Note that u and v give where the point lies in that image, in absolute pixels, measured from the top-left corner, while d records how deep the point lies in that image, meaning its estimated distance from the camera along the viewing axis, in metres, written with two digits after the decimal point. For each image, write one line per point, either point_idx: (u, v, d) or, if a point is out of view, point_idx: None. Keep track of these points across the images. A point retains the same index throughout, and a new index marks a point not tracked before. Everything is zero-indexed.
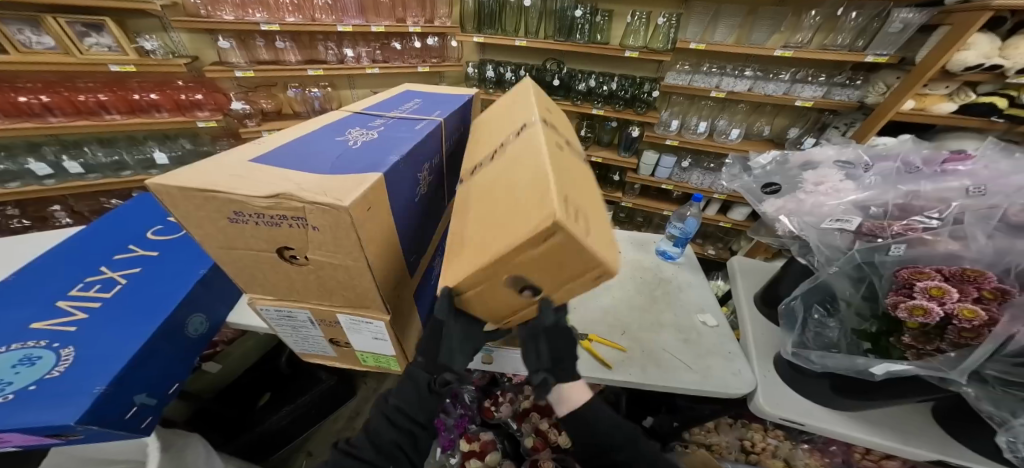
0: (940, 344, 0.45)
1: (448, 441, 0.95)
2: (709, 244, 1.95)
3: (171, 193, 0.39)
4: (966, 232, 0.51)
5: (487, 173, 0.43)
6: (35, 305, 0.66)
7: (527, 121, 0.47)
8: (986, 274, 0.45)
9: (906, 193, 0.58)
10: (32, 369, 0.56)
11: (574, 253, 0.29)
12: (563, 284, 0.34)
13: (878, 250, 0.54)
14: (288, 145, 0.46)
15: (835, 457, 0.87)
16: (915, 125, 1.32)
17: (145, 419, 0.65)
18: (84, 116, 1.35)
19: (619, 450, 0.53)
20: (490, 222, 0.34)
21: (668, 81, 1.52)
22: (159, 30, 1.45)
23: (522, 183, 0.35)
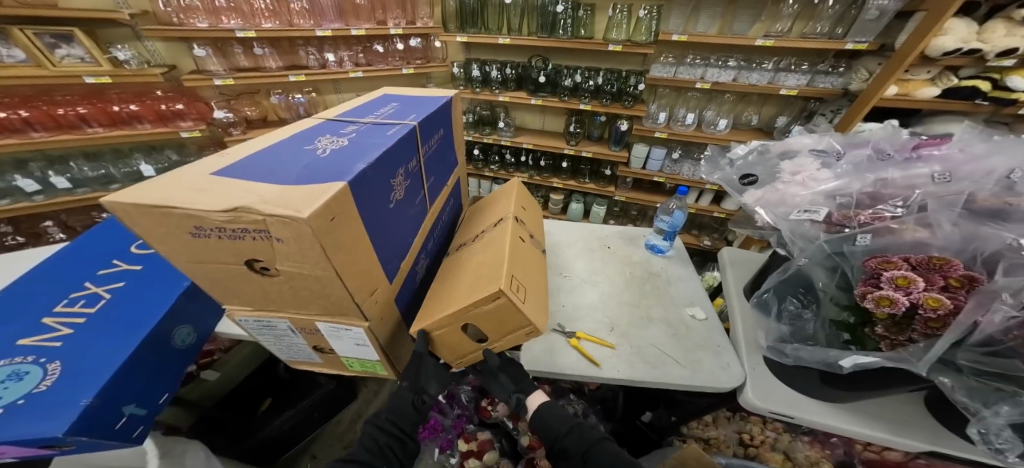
0: (911, 335, 0.45)
1: (446, 441, 0.96)
2: (705, 235, 1.93)
3: (129, 210, 0.38)
4: (932, 219, 0.51)
5: (472, 250, 0.67)
6: (20, 322, 0.65)
7: (504, 218, 0.72)
8: (954, 263, 0.46)
9: (875, 181, 0.59)
10: (20, 384, 0.55)
11: (513, 310, 0.51)
12: (506, 335, 0.57)
13: (846, 240, 0.54)
14: (252, 156, 0.46)
15: (836, 448, 0.83)
16: (900, 110, 1.32)
17: (136, 429, 0.64)
18: (66, 131, 1.33)
19: (563, 438, 0.57)
20: (466, 286, 0.55)
21: (653, 73, 1.50)
22: (133, 39, 1.43)
23: (490, 261, 0.58)
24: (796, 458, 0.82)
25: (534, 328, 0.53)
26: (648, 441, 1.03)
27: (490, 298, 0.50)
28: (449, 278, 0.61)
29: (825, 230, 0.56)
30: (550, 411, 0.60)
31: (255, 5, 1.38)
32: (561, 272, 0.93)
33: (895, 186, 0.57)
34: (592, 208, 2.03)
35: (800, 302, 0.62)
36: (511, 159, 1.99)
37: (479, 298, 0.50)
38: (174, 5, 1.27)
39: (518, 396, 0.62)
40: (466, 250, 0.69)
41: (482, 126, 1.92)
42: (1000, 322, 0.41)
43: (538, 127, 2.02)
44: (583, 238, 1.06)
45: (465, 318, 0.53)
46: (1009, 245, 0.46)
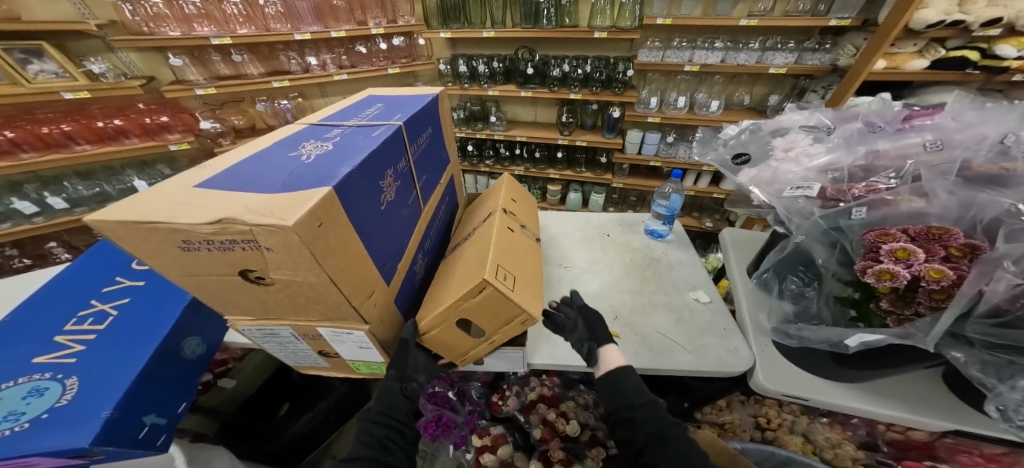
0: (917, 308, 0.45)
1: (460, 437, 0.96)
2: (706, 216, 1.91)
3: (115, 228, 0.38)
4: (927, 189, 0.51)
5: (467, 245, 0.66)
6: (33, 341, 0.64)
7: (491, 214, 0.71)
8: (952, 233, 0.45)
9: (867, 154, 0.58)
10: (42, 399, 0.56)
11: (501, 298, 0.51)
12: (503, 326, 0.56)
13: (842, 214, 0.54)
14: (236, 166, 0.45)
15: (858, 429, 0.82)
16: (892, 83, 1.30)
17: (158, 439, 0.64)
18: (55, 150, 1.30)
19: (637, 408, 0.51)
20: (459, 279, 0.55)
21: (641, 59, 1.48)
22: (105, 51, 1.41)
23: (479, 253, 0.58)
24: (816, 440, 0.82)
25: (526, 316, 0.52)
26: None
27: (476, 291, 0.50)
28: (445, 279, 0.60)
29: (820, 206, 0.56)
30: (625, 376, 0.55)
31: (227, 11, 1.34)
32: (560, 263, 0.93)
33: (888, 157, 0.57)
34: (590, 197, 2.02)
35: (801, 280, 0.62)
36: (506, 152, 1.97)
37: (462, 292, 0.50)
38: (142, 13, 1.25)
39: (591, 343, 0.61)
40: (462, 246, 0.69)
41: (473, 122, 1.89)
42: (1005, 290, 0.40)
43: (530, 119, 2.00)
44: (581, 228, 1.05)
45: (460, 313, 0.53)
46: (1007, 210, 0.46)
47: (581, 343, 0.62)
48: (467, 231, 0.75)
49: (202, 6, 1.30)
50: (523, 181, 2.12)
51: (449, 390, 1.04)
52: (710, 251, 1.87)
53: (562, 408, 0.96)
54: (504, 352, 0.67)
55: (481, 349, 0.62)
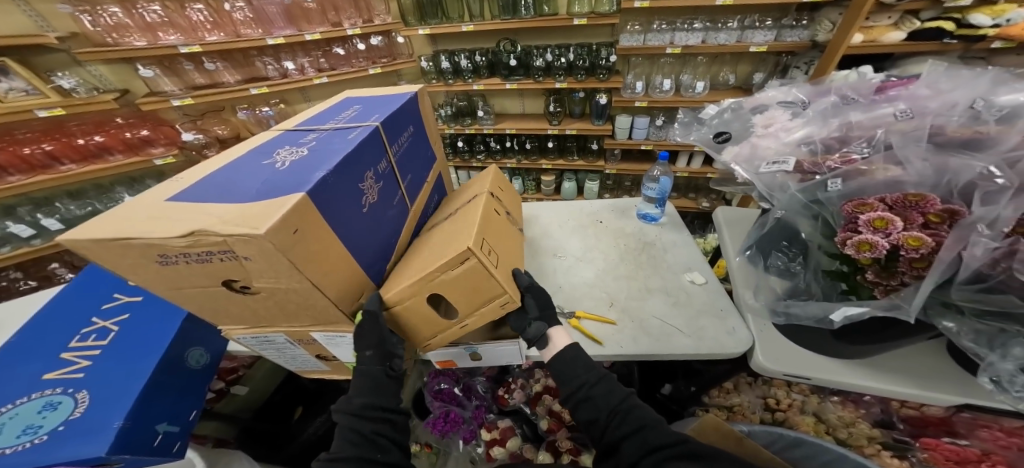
0: (902, 278, 0.44)
1: (469, 433, 0.97)
2: (703, 197, 1.90)
3: (90, 246, 0.38)
4: (900, 156, 0.51)
5: (443, 228, 0.65)
6: (40, 359, 0.65)
7: (478, 193, 0.71)
8: (929, 198, 0.45)
9: (841, 126, 0.58)
10: (56, 412, 0.57)
11: (485, 273, 0.51)
12: (479, 309, 0.56)
13: (818, 187, 0.53)
14: (209, 177, 0.44)
15: (871, 407, 0.80)
16: (873, 56, 1.29)
17: (174, 445, 0.64)
18: (40, 172, 1.29)
19: (592, 386, 0.51)
20: (436, 252, 0.55)
21: (623, 44, 1.46)
22: (73, 65, 1.38)
23: (460, 229, 0.58)
24: (828, 420, 0.79)
25: (508, 296, 0.53)
26: (670, 413, 1.01)
27: (457, 261, 0.50)
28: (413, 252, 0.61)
29: (797, 179, 0.55)
30: (575, 354, 0.56)
31: (193, 18, 1.32)
32: (554, 253, 0.93)
33: (862, 127, 0.56)
34: (584, 185, 2.01)
35: (786, 255, 0.62)
36: (497, 146, 1.96)
37: (438, 264, 0.49)
38: (103, 24, 1.23)
39: (540, 323, 0.59)
40: (434, 232, 0.67)
41: (461, 118, 1.87)
42: (983, 254, 0.41)
43: (519, 111, 1.99)
44: (573, 216, 1.05)
45: (431, 289, 0.52)
46: (980, 175, 0.45)
47: (529, 323, 0.59)
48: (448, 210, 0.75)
49: (166, 15, 1.28)
50: (517, 173, 2.11)
51: (455, 386, 1.03)
52: (709, 232, 1.85)
53: None
54: (500, 344, 0.67)
55: (452, 331, 0.58)
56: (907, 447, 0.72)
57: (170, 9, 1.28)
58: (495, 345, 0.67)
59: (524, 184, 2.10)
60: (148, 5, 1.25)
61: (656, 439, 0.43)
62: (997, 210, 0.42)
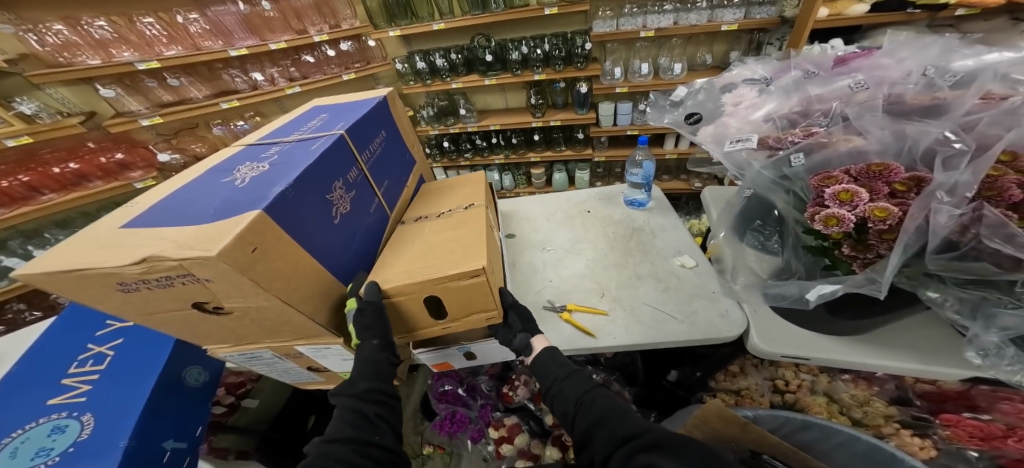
0: (878, 250, 0.42)
1: (477, 431, 0.99)
2: (694, 178, 1.86)
3: (47, 280, 0.36)
4: (861, 127, 0.50)
5: (432, 228, 0.66)
6: (39, 387, 0.63)
7: (475, 203, 0.71)
8: (893, 167, 0.44)
9: (806, 99, 0.57)
10: (66, 435, 0.56)
11: (483, 291, 0.52)
12: (465, 315, 0.56)
13: (782, 164, 0.52)
14: (165, 201, 0.46)
15: (886, 384, 0.79)
16: (844, 28, 1.28)
17: (184, 461, 0.63)
18: (21, 204, 1.24)
19: (563, 382, 0.53)
20: (433, 257, 0.55)
21: (596, 30, 1.45)
22: (31, 89, 1.34)
23: (457, 239, 0.58)
24: (840, 400, 0.79)
25: (496, 313, 0.55)
26: (677, 399, 1.01)
27: (469, 274, 0.49)
28: (391, 251, 0.61)
29: (762, 155, 0.54)
30: (551, 357, 0.57)
31: (146, 33, 1.29)
32: (542, 246, 0.92)
33: (821, 100, 0.56)
34: (575, 175, 1.99)
35: (762, 234, 0.61)
36: (483, 142, 1.94)
37: (456, 271, 0.49)
38: (51, 43, 1.18)
39: (523, 334, 0.60)
40: (426, 228, 0.66)
41: (444, 118, 1.84)
42: (950, 222, 0.40)
43: (502, 107, 1.97)
44: (561, 208, 1.05)
45: (432, 291, 0.51)
46: (938, 139, 0.45)
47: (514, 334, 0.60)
48: (445, 206, 0.75)
49: (114, 30, 1.25)
50: (506, 168, 2.08)
51: (460, 386, 1.02)
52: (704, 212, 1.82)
53: None
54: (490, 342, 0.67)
55: (427, 330, 0.58)
56: (926, 425, 0.72)
57: (118, 24, 1.25)
58: (484, 345, 0.68)
59: (514, 179, 2.08)
60: (95, 22, 1.22)
61: (624, 430, 0.44)
62: (956, 175, 0.41)
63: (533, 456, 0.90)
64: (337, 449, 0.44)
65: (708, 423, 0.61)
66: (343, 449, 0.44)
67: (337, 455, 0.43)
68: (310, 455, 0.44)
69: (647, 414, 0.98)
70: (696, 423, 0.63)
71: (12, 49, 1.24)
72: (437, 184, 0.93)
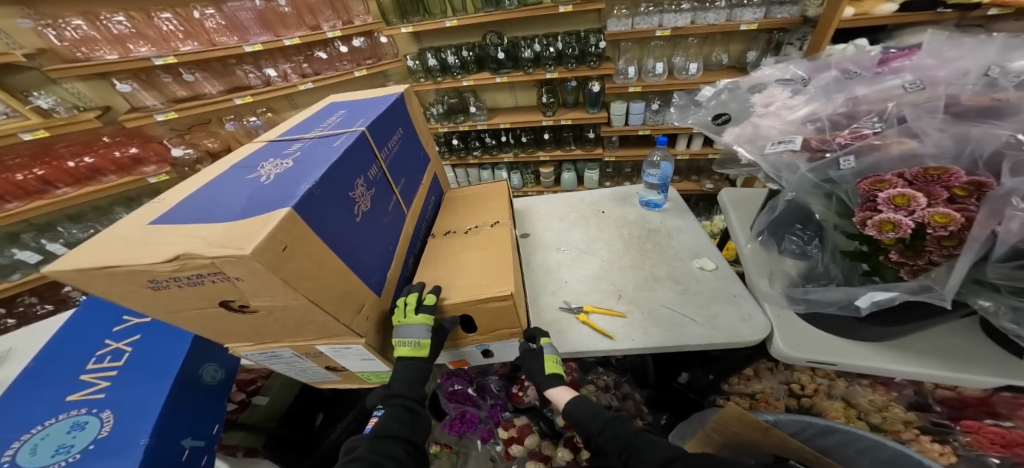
0: (929, 257, 0.40)
1: (487, 432, 0.96)
2: (705, 178, 1.85)
3: (77, 276, 0.35)
4: (917, 129, 0.48)
5: (463, 246, 0.73)
6: (57, 383, 0.63)
7: (501, 222, 0.79)
8: (952, 170, 0.41)
9: (848, 101, 0.56)
10: (86, 432, 0.56)
11: (511, 314, 0.60)
12: (493, 331, 0.63)
13: (830, 165, 0.50)
14: (188, 200, 0.45)
15: (905, 389, 0.77)
16: (867, 28, 1.26)
17: (202, 460, 0.62)
18: (36, 197, 1.24)
19: (599, 434, 0.57)
20: (471, 279, 0.62)
21: (611, 29, 1.43)
22: (48, 83, 1.35)
23: (489, 261, 0.66)
24: (858, 404, 0.77)
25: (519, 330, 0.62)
26: (688, 402, 1.00)
27: (500, 298, 0.57)
28: (428, 271, 0.68)
29: (807, 159, 0.53)
30: (578, 407, 0.61)
31: (162, 28, 1.29)
32: (556, 246, 0.91)
33: (869, 101, 0.54)
34: (584, 174, 1.98)
35: (800, 239, 0.60)
36: (492, 141, 1.93)
37: (487, 295, 0.56)
38: (69, 38, 1.19)
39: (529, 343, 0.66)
40: (457, 245, 0.74)
41: (454, 115, 1.83)
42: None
43: (512, 105, 1.96)
44: (575, 208, 1.03)
45: (465, 309, 0.59)
46: (1007, 142, 0.43)
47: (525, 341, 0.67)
48: (470, 221, 0.82)
49: (132, 26, 1.25)
50: (514, 167, 2.06)
51: (469, 386, 1.01)
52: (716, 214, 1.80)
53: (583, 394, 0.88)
54: (509, 341, 0.65)
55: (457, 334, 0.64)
56: (947, 431, 0.68)
57: (136, 20, 1.25)
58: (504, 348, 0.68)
59: (523, 178, 2.07)
60: (113, 16, 1.22)
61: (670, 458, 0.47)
62: None
63: (545, 458, 0.88)
64: (386, 445, 0.53)
65: (728, 425, 0.58)
66: (391, 445, 0.53)
67: (387, 451, 0.52)
68: (361, 447, 0.52)
69: (659, 416, 0.96)
70: (716, 426, 0.60)
71: (30, 43, 1.25)
72: (460, 191, 0.99)
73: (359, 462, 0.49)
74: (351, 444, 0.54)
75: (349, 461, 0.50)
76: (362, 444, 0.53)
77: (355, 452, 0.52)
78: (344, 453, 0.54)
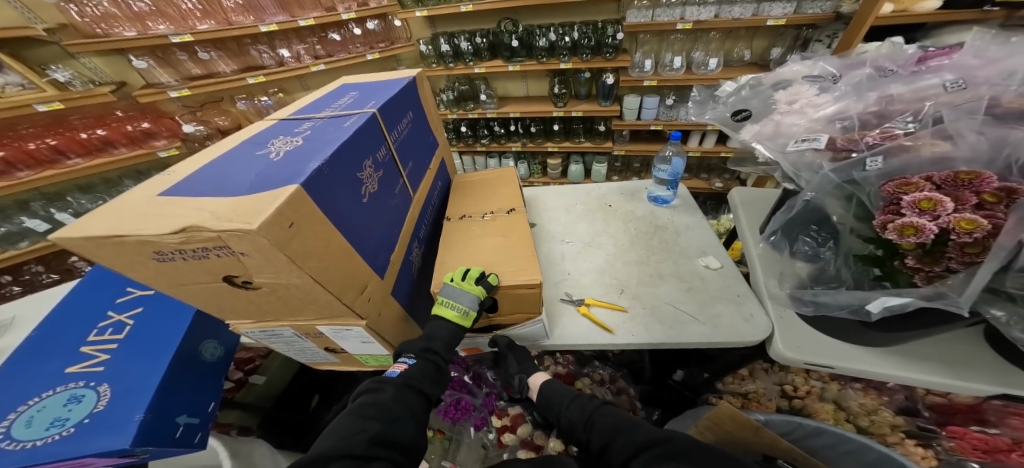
0: (948, 264, 0.39)
1: (481, 419, 0.93)
2: (715, 177, 1.82)
3: (84, 245, 0.36)
4: (952, 131, 0.45)
5: (481, 232, 0.73)
6: (58, 354, 0.64)
7: (516, 208, 0.79)
8: (985, 175, 0.39)
9: (880, 99, 0.53)
10: (82, 405, 0.57)
11: (537, 298, 0.60)
12: (514, 313, 0.65)
13: (855, 166, 0.49)
14: (194, 174, 0.45)
15: (895, 394, 0.74)
16: (903, 26, 1.22)
17: (195, 437, 0.63)
18: (48, 167, 1.26)
19: (564, 412, 0.64)
20: (496, 261, 0.64)
21: (630, 21, 1.40)
22: (66, 58, 1.36)
23: (508, 249, 0.67)
24: (848, 407, 0.75)
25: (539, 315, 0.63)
26: (683, 400, 0.97)
27: (528, 285, 0.58)
28: (444, 253, 0.69)
29: (831, 158, 0.51)
30: (551, 390, 0.70)
31: (180, 5, 1.28)
32: (561, 238, 0.90)
33: (904, 100, 0.52)
34: (592, 168, 1.95)
35: (814, 240, 0.57)
36: (501, 130, 1.90)
37: (516, 281, 0.57)
38: (91, 14, 1.20)
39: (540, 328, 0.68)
40: (475, 230, 0.74)
41: (464, 102, 1.82)
42: None
43: (522, 95, 1.93)
44: (582, 201, 1.02)
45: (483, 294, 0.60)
46: None
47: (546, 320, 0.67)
48: (483, 207, 0.82)
49: (152, 3, 1.24)
50: (522, 157, 2.05)
51: (466, 374, 1.00)
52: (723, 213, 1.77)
53: (579, 384, 0.89)
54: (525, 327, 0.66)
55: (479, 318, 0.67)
56: (931, 435, 0.67)
57: None
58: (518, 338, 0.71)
59: (529, 168, 2.05)
60: None
61: (640, 435, 0.50)
62: None
63: (537, 447, 0.87)
64: (410, 397, 0.53)
65: (719, 423, 0.58)
66: (413, 399, 0.53)
67: (411, 405, 0.52)
68: (388, 392, 0.52)
69: (650, 412, 0.94)
70: (708, 424, 0.60)
71: (50, 18, 1.25)
72: (468, 177, 0.98)
73: (381, 408, 0.49)
74: (374, 385, 0.54)
75: (369, 405, 0.50)
76: (387, 389, 0.53)
77: (378, 396, 0.52)
78: (364, 392, 0.54)
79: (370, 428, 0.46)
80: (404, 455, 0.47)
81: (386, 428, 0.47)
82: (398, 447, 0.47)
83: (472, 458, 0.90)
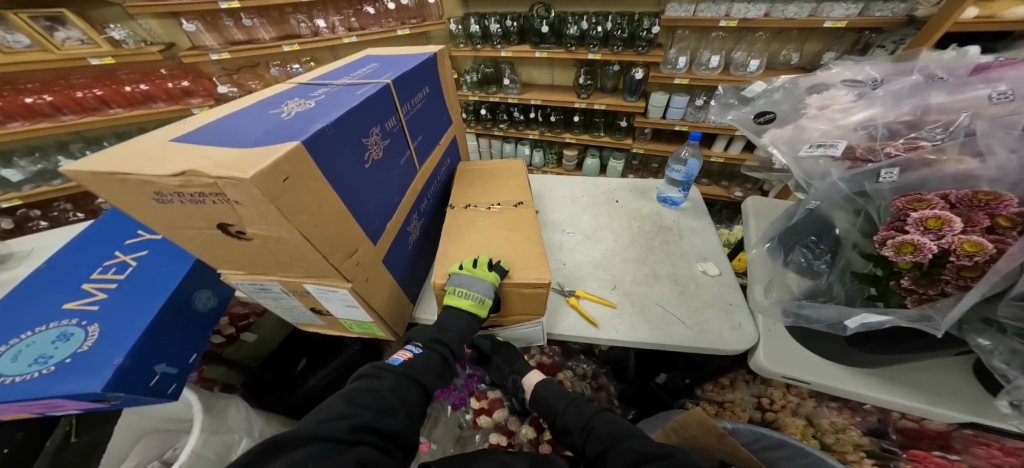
0: (943, 287, 0.38)
1: (459, 399, 0.96)
2: (735, 185, 1.74)
3: (90, 179, 0.39)
4: (981, 146, 0.42)
5: (489, 222, 0.75)
6: (62, 289, 0.70)
7: (524, 201, 0.80)
8: (1004, 198, 0.36)
9: (916, 108, 0.50)
10: (68, 344, 0.60)
11: (543, 296, 0.63)
12: (519, 313, 0.68)
13: (868, 177, 0.46)
14: (208, 125, 0.48)
15: (869, 416, 0.71)
16: (984, 34, 1.11)
17: (170, 387, 0.66)
18: (91, 114, 1.36)
19: (557, 415, 0.62)
20: (501, 255, 0.66)
21: (668, 14, 1.34)
22: (126, 18, 1.45)
23: (513, 242, 0.69)
24: (818, 424, 0.72)
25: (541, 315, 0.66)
26: (661, 402, 0.96)
27: (535, 283, 0.60)
28: (450, 235, 0.72)
29: (843, 167, 0.49)
30: (545, 389, 0.67)
31: None
32: (561, 228, 0.89)
33: (941, 111, 0.48)
34: (608, 163, 1.91)
35: (810, 252, 0.53)
36: (520, 116, 1.89)
37: (525, 279, 0.60)
38: None
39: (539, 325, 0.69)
40: (481, 221, 0.75)
41: (486, 86, 1.81)
42: None
43: (547, 83, 1.90)
44: (588, 194, 1.00)
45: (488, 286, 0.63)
46: None
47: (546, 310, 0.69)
48: (491, 195, 0.83)
49: None
50: (537, 145, 2.03)
51: None
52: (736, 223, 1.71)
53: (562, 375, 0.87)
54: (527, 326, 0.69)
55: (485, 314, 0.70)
56: (891, 457, 0.65)
57: None
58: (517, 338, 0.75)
59: (544, 157, 2.03)
60: None
61: (642, 447, 0.50)
62: None
63: (509, 432, 0.87)
64: (408, 388, 0.54)
65: (687, 428, 0.57)
66: (410, 390, 0.54)
67: (406, 396, 0.53)
68: (386, 380, 0.53)
69: (627, 411, 0.94)
70: (674, 427, 0.58)
71: None
72: (477, 163, 0.98)
73: (376, 397, 0.50)
74: (373, 371, 0.55)
75: (364, 391, 0.51)
76: (387, 377, 0.54)
77: (377, 382, 0.53)
78: (363, 376, 0.55)
79: (360, 416, 0.47)
80: (390, 441, 0.49)
81: (377, 418, 0.48)
82: (382, 434, 0.48)
83: (447, 436, 0.92)
